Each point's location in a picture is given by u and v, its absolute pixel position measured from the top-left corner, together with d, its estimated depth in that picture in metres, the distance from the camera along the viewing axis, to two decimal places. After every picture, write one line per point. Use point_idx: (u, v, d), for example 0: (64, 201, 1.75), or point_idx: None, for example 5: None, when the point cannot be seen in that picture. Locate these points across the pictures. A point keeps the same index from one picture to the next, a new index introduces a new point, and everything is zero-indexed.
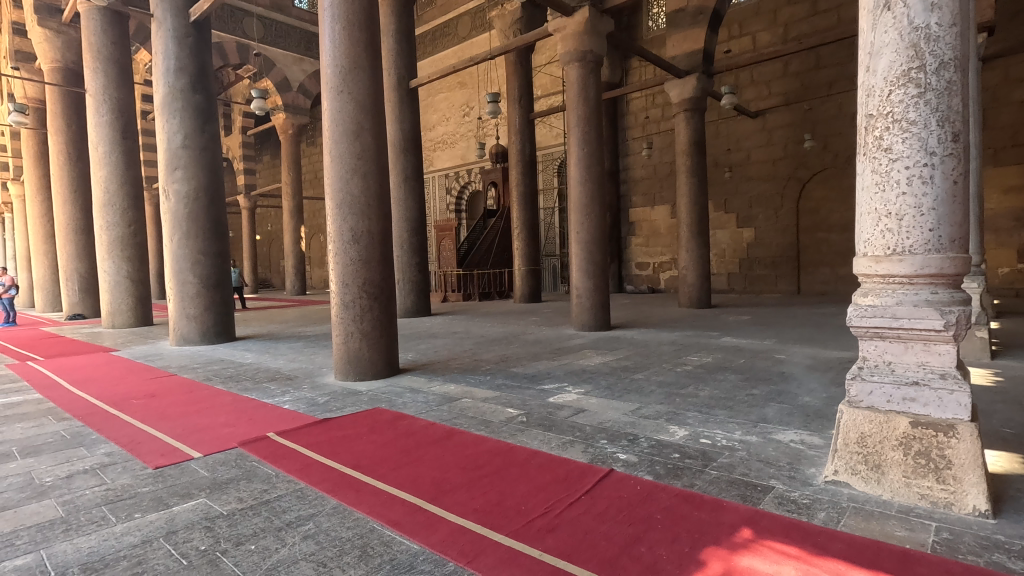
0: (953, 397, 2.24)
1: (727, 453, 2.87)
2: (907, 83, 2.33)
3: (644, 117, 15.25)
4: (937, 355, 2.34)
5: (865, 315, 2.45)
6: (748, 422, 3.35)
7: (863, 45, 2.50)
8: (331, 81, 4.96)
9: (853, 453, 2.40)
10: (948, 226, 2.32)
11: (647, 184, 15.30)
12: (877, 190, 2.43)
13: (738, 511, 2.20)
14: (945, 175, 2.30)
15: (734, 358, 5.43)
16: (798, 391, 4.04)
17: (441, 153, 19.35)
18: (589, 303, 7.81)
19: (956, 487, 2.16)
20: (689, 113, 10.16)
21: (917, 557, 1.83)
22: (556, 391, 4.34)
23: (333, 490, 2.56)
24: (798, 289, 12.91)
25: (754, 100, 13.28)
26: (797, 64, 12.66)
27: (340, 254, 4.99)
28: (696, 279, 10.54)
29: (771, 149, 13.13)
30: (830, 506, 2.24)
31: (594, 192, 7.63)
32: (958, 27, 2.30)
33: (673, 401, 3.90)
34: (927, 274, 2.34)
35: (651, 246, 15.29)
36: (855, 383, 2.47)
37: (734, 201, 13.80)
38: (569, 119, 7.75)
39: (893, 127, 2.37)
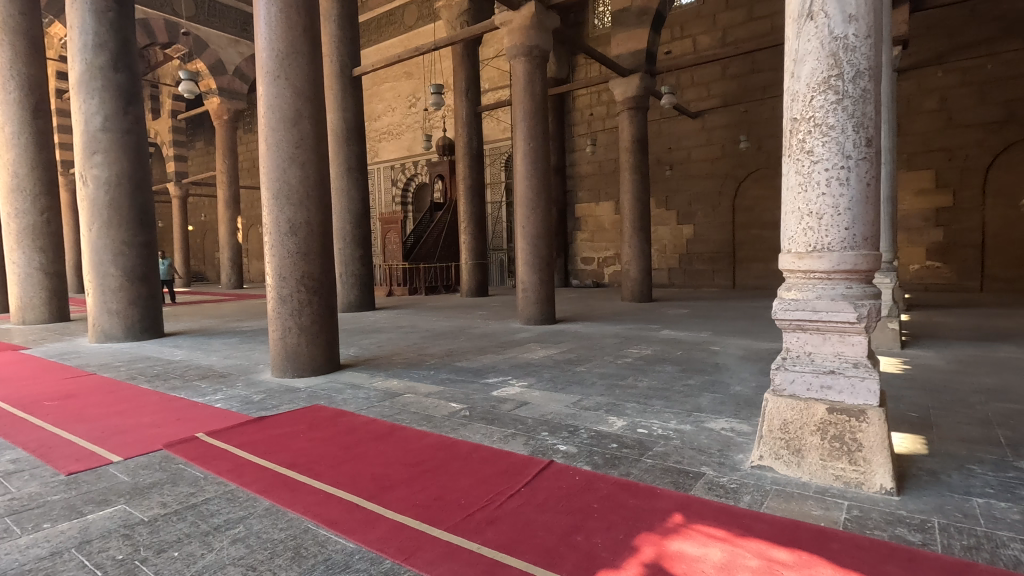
0: (864, 384, 2.41)
1: (662, 441, 2.97)
2: (827, 90, 2.47)
3: (589, 114, 15.50)
4: (851, 345, 2.50)
5: (788, 308, 2.60)
6: (683, 411, 3.49)
7: (789, 51, 2.62)
8: (267, 64, 4.74)
9: (776, 439, 2.54)
10: (861, 225, 2.48)
11: (592, 180, 15.57)
12: (799, 191, 2.57)
13: (671, 497, 2.28)
14: (860, 178, 2.46)
15: (673, 350, 5.63)
16: (730, 380, 4.25)
17: (387, 144, 18.96)
18: (534, 297, 7.88)
19: (865, 467, 2.33)
20: (633, 112, 10.40)
21: (831, 535, 1.96)
22: (500, 385, 4.36)
23: (267, 491, 2.47)
24: (733, 283, 13.52)
25: (694, 100, 13.74)
26: (734, 68, 13.19)
27: (278, 246, 4.80)
28: (639, 273, 10.84)
29: (710, 149, 13.64)
30: (754, 489, 2.36)
31: (540, 186, 7.68)
32: (873, 39, 2.46)
33: (613, 393, 4.01)
34: (842, 270, 2.51)
35: (596, 241, 15.59)
36: (779, 372, 2.61)
37: (675, 198, 14.26)
38: (515, 113, 7.75)
39: (814, 131, 2.51)
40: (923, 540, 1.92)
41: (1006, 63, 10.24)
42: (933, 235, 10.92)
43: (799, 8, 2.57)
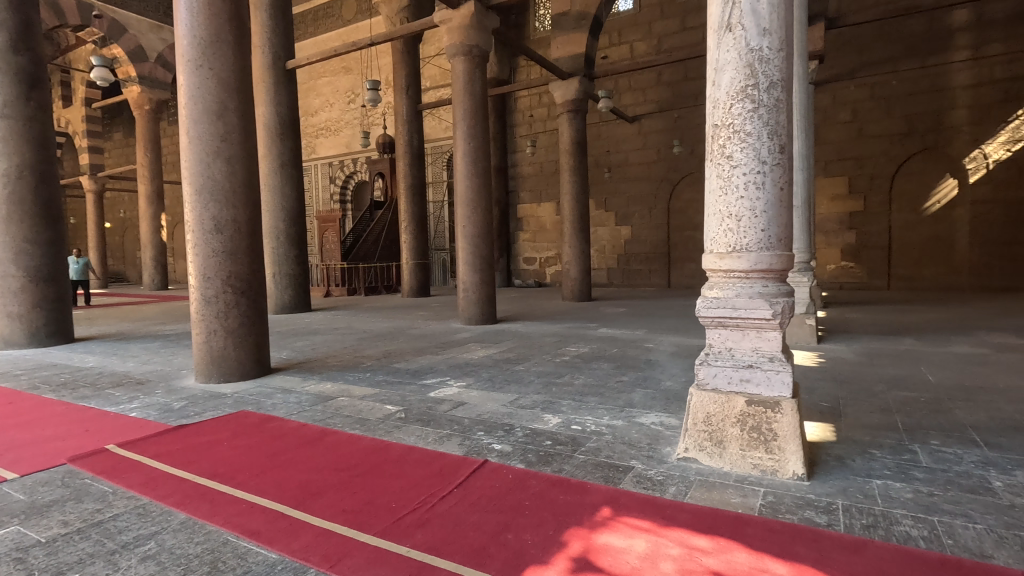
0: (779, 376, 2.56)
1: (595, 437, 3.04)
2: (744, 98, 2.61)
3: (530, 115, 15.64)
4: (767, 340, 2.65)
5: (711, 306, 2.72)
6: (616, 407, 3.58)
7: (710, 60, 2.74)
8: (187, 52, 4.48)
9: (700, 432, 2.65)
10: (776, 227, 2.63)
11: (534, 181, 15.72)
12: (721, 193, 2.69)
13: (600, 491, 2.33)
14: (774, 182, 2.61)
15: (609, 347, 5.78)
16: (662, 376, 4.40)
17: (324, 140, 18.39)
18: (475, 297, 7.86)
19: (780, 455, 2.47)
20: (572, 114, 10.57)
21: (747, 520, 2.06)
22: (438, 386, 4.32)
23: (183, 503, 2.33)
24: (668, 283, 14.02)
25: (631, 105, 14.15)
26: (669, 75, 13.69)
27: (201, 245, 4.55)
28: (578, 273, 11.04)
29: (646, 153, 14.09)
30: (679, 480, 2.45)
31: (480, 186, 7.67)
32: (784, 52, 2.61)
33: (550, 391, 4.07)
34: (759, 270, 2.65)
35: (538, 241, 15.75)
36: (702, 367, 2.73)
37: (613, 200, 14.64)
38: (455, 112, 7.70)
39: (733, 138, 2.64)
40: (829, 521, 2.05)
41: (908, 80, 11.16)
42: (846, 237, 11.75)
43: (719, 20, 2.69)
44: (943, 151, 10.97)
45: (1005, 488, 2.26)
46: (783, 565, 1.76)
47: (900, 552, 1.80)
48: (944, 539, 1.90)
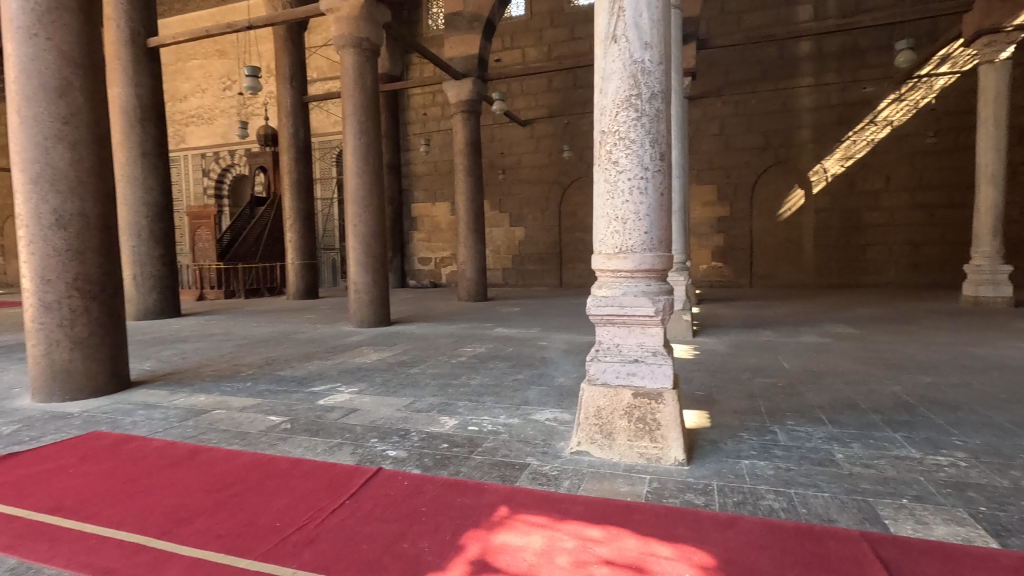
0: (661, 369, 2.73)
1: (491, 437, 3.04)
2: (629, 107, 2.75)
3: (424, 114, 15.43)
4: (650, 336, 2.81)
5: (600, 304, 2.84)
6: (512, 406, 3.62)
7: (597, 69, 2.86)
8: (17, 18, 3.84)
9: (592, 426, 2.76)
10: (658, 229, 2.81)
11: (428, 180, 15.52)
12: (608, 197, 2.82)
13: (497, 491, 2.33)
14: (655, 188, 2.78)
15: (505, 346, 5.85)
16: (555, 373, 4.54)
17: (196, 128, 16.77)
18: (368, 298, 7.58)
19: (663, 444, 2.64)
20: (466, 115, 10.57)
21: (635, 507, 2.17)
22: (328, 393, 4.08)
23: (14, 546, 1.98)
24: (560, 282, 14.52)
25: (523, 109, 14.49)
26: (558, 82, 14.18)
27: (38, 242, 3.92)
28: (474, 274, 11.07)
29: (538, 156, 14.49)
30: (573, 474, 2.53)
31: (372, 184, 7.41)
32: (663, 66, 2.79)
33: (446, 392, 4.02)
34: (643, 270, 2.81)
35: (432, 242, 15.58)
36: (593, 363, 2.84)
37: (507, 201, 14.88)
38: (344, 106, 7.37)
39: (619, 144, 2.78)
40: (706, 502, 2.22)
41: (765, 100, 12.52)
42: (716, 240, 12.95)
43: (604, 30, 2.82)
44: (793, 165, 12.44)
45: (845, 459, 2.59)
46: (667, 546, 1.88)
47: (764, 524, 1.99)
48: (800, 508, 2.14)
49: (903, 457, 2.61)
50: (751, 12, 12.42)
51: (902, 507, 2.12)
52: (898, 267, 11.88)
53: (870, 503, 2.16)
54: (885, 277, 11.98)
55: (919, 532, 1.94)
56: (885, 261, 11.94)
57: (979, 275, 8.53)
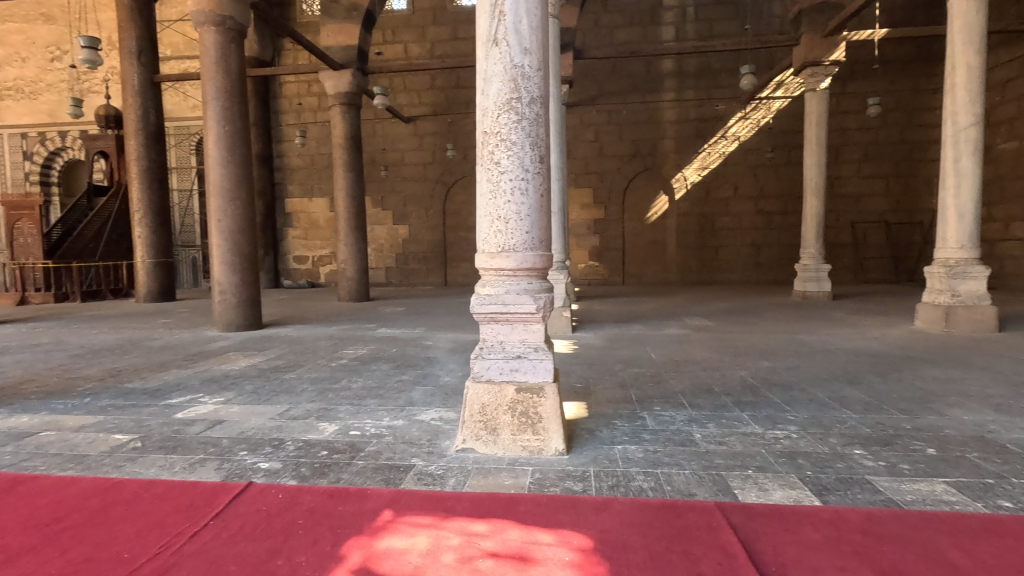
0: (542, 364, 2.83)
1: (374, 441, 2.95)
2: (510, 110, 2.83)
3: (298, 103, 14.53)
4: (532, 332, 2.90)
5: (484, 302, 2.89)
6: (396, 407, 3.55)
7: (479, 70, 2.91)
8: None
9: (477, 423, 2.79)
10: (538, 229, 2.91)
11: (303, 174, 14.63)
12: (490, 197, 2.88)
13: (380, 495, 2.28)
14: (535, 189, 2.88)
15: (388, 347, 5.71)
16: (440, 372, 4.52)
17: (14, 103, 14.26)
18: (235, 300, 6.98)
19: (544, 436, 2.74)
20: (346, 107, 10.13)
21: (518, 499, 2.23)
22: (188, 404, 3.69)
23: None
24: (445, 281, 14.47)
25: (406, 105, 14.23)
26: (441, 80, 14.10)
27: None
28: (355, 273, 10.64)
29: (421, 154, 14.32)
30: (458, 471, 2.54)
31: (239, 176, 6.81)
32: (542, 72, 2.89)
33: (325, 397, 3.83)
34: (525, 268, 2.90)
35: (309, 239, 14.72)
36: (477, 361, 2.88)
37: (390, 198, 14.51)
38: (205, 89, 6.70)
39: (500, 145, 2.84)
40: (583, 487, 2.35)
41: (634, 111, 13.50)
42: (592, 240, 13.72)
43: (487, 32, 2.86)
44: (658, 172, 13.54)
45: (703, 438, 2.89)
46: (549, 533, 1.96)
47: (634, 504, 2.15)
48: (666, 486, 2.34)
49: (749, 433, 2.97)
50: (621, 29, 13.31)
51: (748, 478, 2.41)
52: (745, 266, 13.41)
53: (723, 476, 2.43)
54: (734, 275, 13.46)
55: (761, 498, 2.22)
56: (735, 261, 13.41)
57: (806, 273, 9.93)
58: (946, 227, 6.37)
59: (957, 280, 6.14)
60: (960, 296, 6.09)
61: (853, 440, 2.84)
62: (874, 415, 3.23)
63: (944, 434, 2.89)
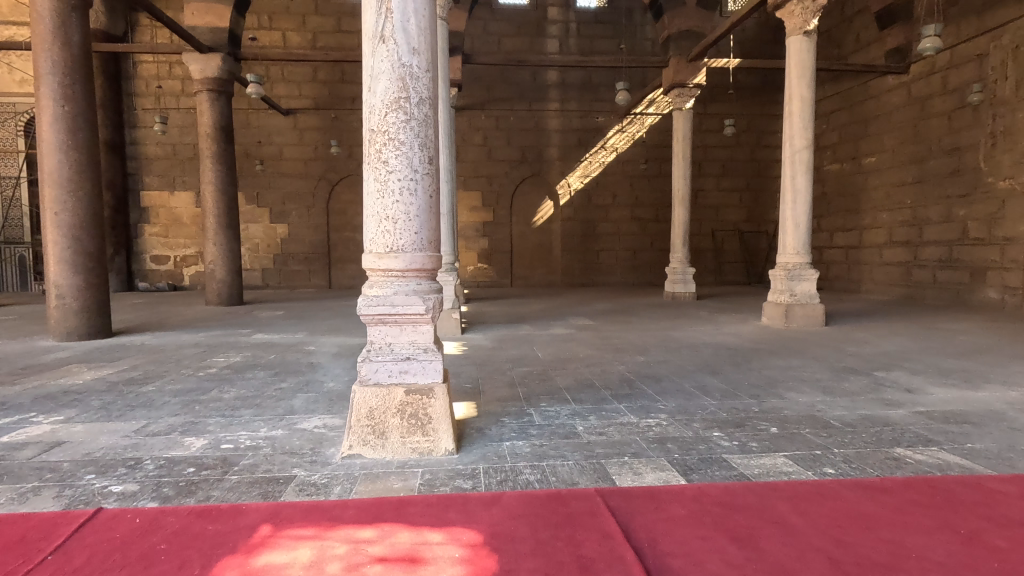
0: (432, 365, 2.83)
1: (250, 453, 2.76)
2: (398, 109, 2.79)
3: (157, 86, 13.07)
4: (421, 333, 2.88)
5: (372, 304, 2.82)
6: (275, 416, 3.34)
7: (366, 67, 2.85)
8: None
9: (364, 427, 2.72)
10: (427, 231, 2.90)
11: (163, 165, 13.18)
12: (378, 196, 2.83)
13: (258, 509, 2.14)
14: (424, 190, 2.87)
15: (265, 354, 5.34)
16: (324, 378, 4.32)
17: None
18: (77, 306, 6.09)
19: (434, 436, 2.74)
20: (215, 95, 9.33)
21: (408, 502, 2.20)
22: (15, 426, 3.17)
23: None
24: (329, 283, 13.83)
25: (285, 97, 13.41)
26: (324, 73, 13.46)
27: None
28: (226, 275, 9.75)
29: (301, 149, 13.55)
30: (344, 479, 2.45)
31: (82, 164, 5.98)
32: (431, 73, 2.89)
33: (192, 410, 3.50)
34: (413, 269, 2.88)
35: (169, 237, 13.29)
36: (364, 363, 2.81)
37: (266, 195, 13.55)
38: (37, 62, 5.80)
39: (388, 145, 2.80)
40: (473, 485, 2.39)
41: (521, 118, 13.88)
42: (481, 243, 13.90)
43: (374, 29, 2.81)
44: (544, 178, 14.06)
45: (585, 430, 3.06)
46: (439, 532, 1.97)
47: (522, 497, 2.23)
48: (551, 477, 2.45)
49: (626, 423, 3.20)
50: (509, 37, 13.63)
51: (624, 464, 2.60)
52: (623, 269, 14.34)
53: (602, 464, 2.60)
54: (614, 277, 14.36)
55: (636, 482, 2.40)
56: (614, 264, 14.29)
57: (675, 275, 10.88)
58: (785, 235, 7.32)
59: (795, 281, 7.09)
60: (797, 296, 7.04)
61: (713, 424, 3.17)
62: (730, 401, 3.63)
63: (784, 415, 3.33)
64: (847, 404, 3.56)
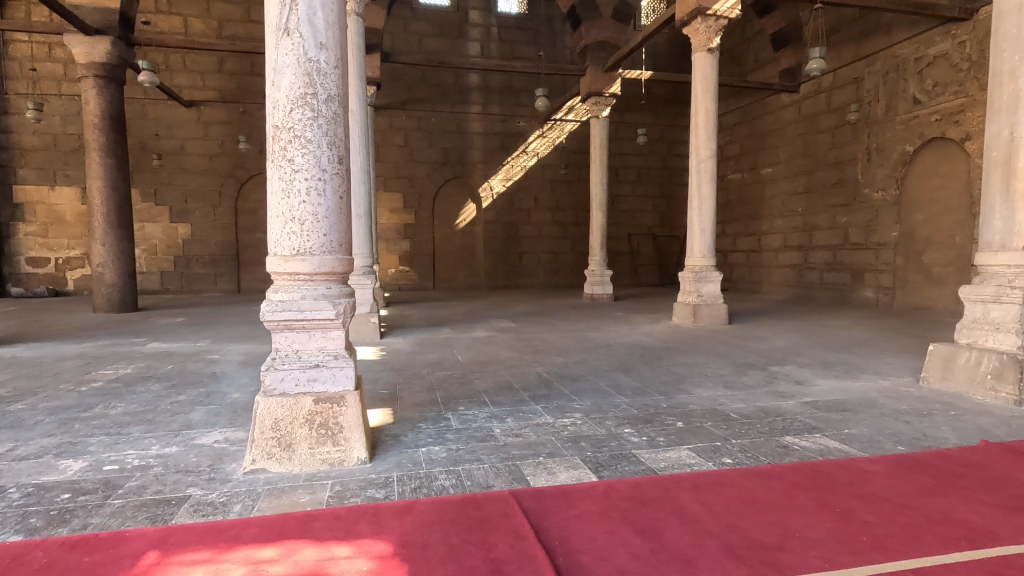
0: (343, 372, 2.72)
1: (138, 474, 2.52)
2: (304, 105, 2.68)
3: (33, 69, 11.73)
4: (331, 339, 2.77)
5: (276, 309, 2.68)
6: (169, 432, 3.08)
7: (269, 60, 2.71)
8: None
9: (268, 440, 2.58)
10: (337, 233, 2.80)
11: (42, 156, 11.84)
12: (283, 196, 2.69)
13: (144, 535, 1.96)
14: (334, 190, 2.76)
15: (161, 364, 4.92)
16: (228, 389, 4.05)
17: None
18: None
19: (345, 446, 2.64)
20: (102, 82, 8.50)
21: (315, 516, 2.10)
22: None
23: None
24: (238, 288, 13.04)
25: (186, 87, 12.49)
26: (232, 64, 12.68)
27: None
28: (117, 278, 8.86)
29: (205, 143, 12.68)
30: (246, 496, 2.31)
31: None
32: (339, 69, 2.79)
33: (70, 429, 3.15)
34: (322, 272, 2.76)
35: (49, 236, 11.95)
36: (269, 373, 2.66)
37: (165, 192, 12.53)
38: None
39: (294, 142, 2.68)
40: (386, 494, 2.32)
41: (443, 119, 13.78)
42: (402, 245, 13.64)
43: (277, 20, 2.68)
44: (466, 181, 14.04)
45: (502, 432, 3.08)
46: (346, 546, 1.89)
47: (436, 503, 2.19)
48: (466, 481, 2.44)
49: (542, 423, 3.26)
50: (430, 37, 13.50)
51: (539, 463, 2.64)
52: (544, 271, 14.61)
53: (517, 465, 2.62)
54: (535, 280, 14.60)
55: (549, 481, 2.44)
56: (535, 267, 14.53)
57: (594, 278, 11.22)
58: (693, 239, 7.76)
59: (702, 283, 7.53)
60: (704, 296, 7.48)
61: (624, 421, 3.29)
62: (641, 398, 3.80)
63: (690, 409, 3.52)
64: (745, 396, 3.83)
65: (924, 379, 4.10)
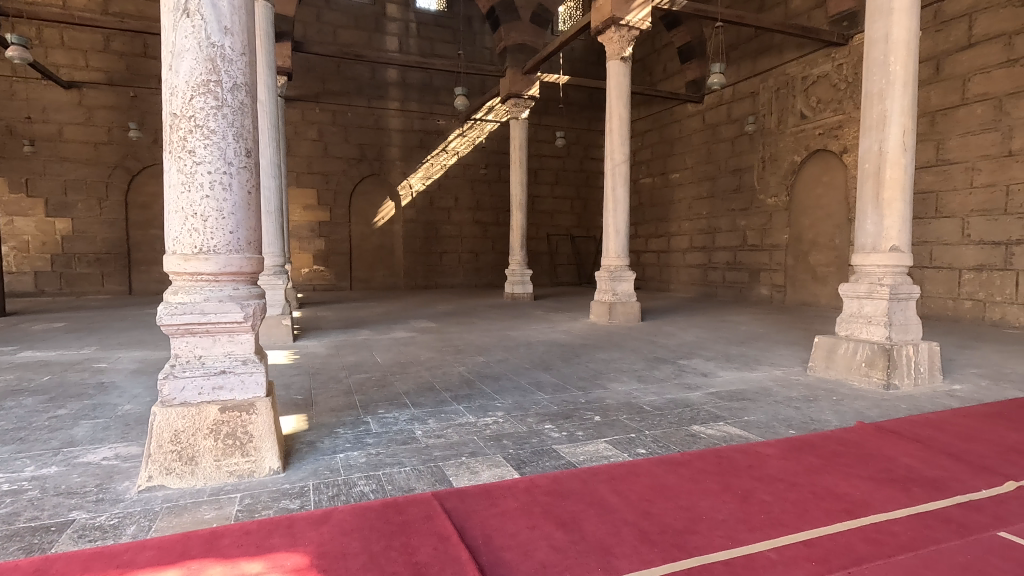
0: (252, 378, 2.57)
1: (9, 500, 2.24)
2: (206, 92, 2.49)
3: None
4: (238, 344, 2.61)
5: (175, 312, 2.48)
6: (47, 451, 2.75)
7: (165, 42, 2.50)
8: None
9: (167, 454, 2.38)
10: (244, 230, 2.63)
11: None
12: (182, 189, 2.50)
13: (16, 568, 1.74)
14: (240, 185, 2.60)
15: (37, 375, 4.40)
16: (119, 400, 3.68)
17: None
18: None
19: (255, 456, 2.49)
20: None
21: (220, 533, 1.97)
22: None
23: None
24: (129, 289, 11.91)
25: (65, 67, 11.24)
26: (120, 44, 11.56)
27: None
28: None
29: (88, 130, 11.47)
30: (141, 516, 2.12)
31: None
32: (247, 57, 2.63)
33: None
34: (228, 272, 2.59)
35: None
36: (167, 381, 2.46)
37: (40, 182, 11.18)
38: None
39: (195, 132, 2.49)
40: (300, 504, 2.22)
41: (360, 115, 13.37)
42: (316, 244, 13.09)
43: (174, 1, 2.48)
44: (384, 178, 13.71)
45: (423, 434, 3.04)
46: (257, 561, 1.79)
47: (356, 511, 2.13)
48: (387, 486, 2.38)
49: (464, 423, 3.25)
50: (345, 29, 13.04)
51: (461, 463, 2.63)
52: (464, 271, 14.58)
53: (440, 466, 2.60)
54: (456, 279, 14.53)
55: (471, 480, 2.45)
56: (456, 266, 14.47)
57: (515, 277, 11.34)
58: (608, 240, 8.06)
59: (617, 282, 7.84)
60: (619, 295, 7.80)
61: (545, 417, 3.36)
62: (560, 394, 3.89)
63: (606, 403, 3.66)
64: (656, 389, 4.04)
65: (811, 368, 4.54)
